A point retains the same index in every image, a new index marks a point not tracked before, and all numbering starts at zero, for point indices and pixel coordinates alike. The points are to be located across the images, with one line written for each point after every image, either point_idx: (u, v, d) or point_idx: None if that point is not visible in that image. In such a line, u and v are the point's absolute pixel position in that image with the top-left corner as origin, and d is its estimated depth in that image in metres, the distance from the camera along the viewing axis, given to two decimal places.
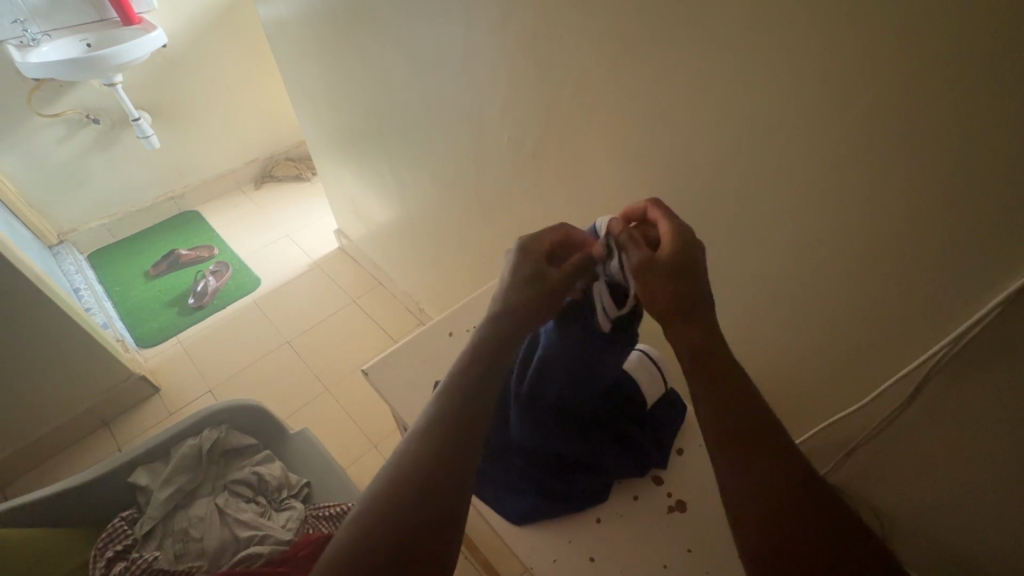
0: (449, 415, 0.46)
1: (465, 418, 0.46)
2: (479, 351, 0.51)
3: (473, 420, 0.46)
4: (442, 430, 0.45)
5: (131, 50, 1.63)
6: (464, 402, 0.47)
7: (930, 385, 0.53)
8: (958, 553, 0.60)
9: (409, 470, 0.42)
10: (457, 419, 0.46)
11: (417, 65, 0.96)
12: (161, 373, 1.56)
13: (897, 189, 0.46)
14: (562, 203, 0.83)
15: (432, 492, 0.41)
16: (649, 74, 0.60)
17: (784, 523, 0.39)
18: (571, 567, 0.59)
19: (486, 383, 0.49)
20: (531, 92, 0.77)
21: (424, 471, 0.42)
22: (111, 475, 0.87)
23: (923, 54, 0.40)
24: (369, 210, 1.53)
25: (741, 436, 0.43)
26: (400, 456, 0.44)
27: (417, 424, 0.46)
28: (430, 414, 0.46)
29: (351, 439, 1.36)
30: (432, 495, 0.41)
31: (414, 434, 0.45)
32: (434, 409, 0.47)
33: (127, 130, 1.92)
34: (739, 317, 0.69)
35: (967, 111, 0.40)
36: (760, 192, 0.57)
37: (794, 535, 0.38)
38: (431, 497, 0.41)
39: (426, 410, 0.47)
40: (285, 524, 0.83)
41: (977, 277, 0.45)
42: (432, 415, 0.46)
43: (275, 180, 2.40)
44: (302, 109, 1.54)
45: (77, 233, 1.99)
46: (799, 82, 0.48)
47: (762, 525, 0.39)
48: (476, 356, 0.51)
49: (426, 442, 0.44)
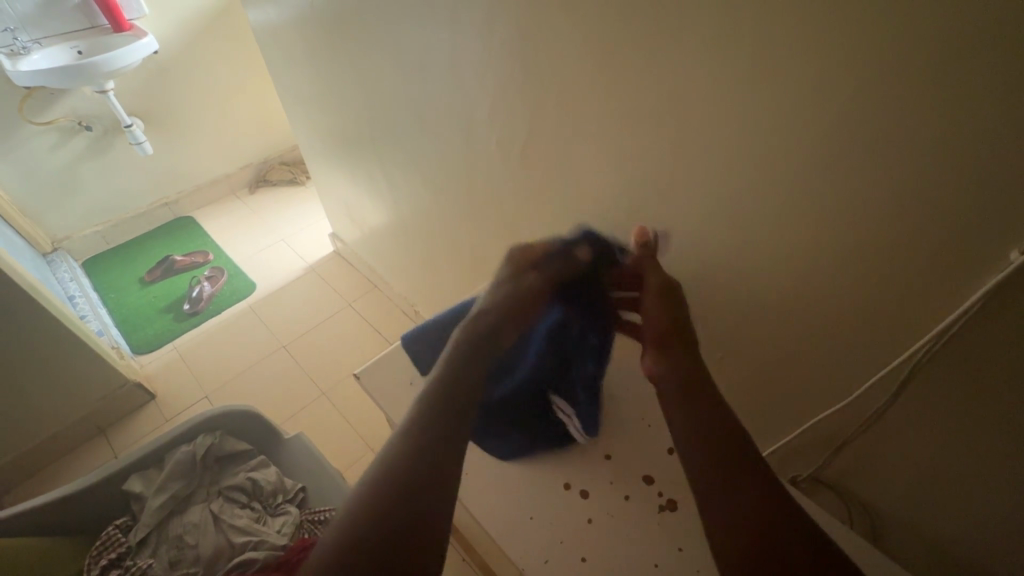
0: (423, 434, 0.51)
1: (435, 439, 0.51)
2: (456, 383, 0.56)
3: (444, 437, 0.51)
4: (420, 445, 0.51)
5: (123, 57, 1.63)
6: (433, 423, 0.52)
7: (913, 383, 0.54)
8: (949, 546, 0.60)
9: (383, 486, 0.47)
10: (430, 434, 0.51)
11: (405, 68, 0.97)
12: (158, 380, 1.56)
13: (880, 188, 0.47)
14: (551, 205, 0.83)
15: (406, 503, 0.47)
16: (631, 76, 0.60)
17: (763, 538, 0.43)
18: (563, 568, 0.57)
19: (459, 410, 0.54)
20: (517, 94, 0.77)
21: (399, 483, 0.48)
22: (105, 484, 0.87)
23: (904, 55, 0.41)
24: (363, 213, 1.53)
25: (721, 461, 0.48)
26: (378, 470, 0.49)
27: (396, 441, 0.52)
28: (405, 438, 0.51)
29: (347, 443, 1.35)
30: (407, 499, 0.47)
31: (392, 453, 0.50)
32: (414, 434, 0.51)
33: (119, 137, 1.92)
34: (726, 317, 0.69)
35: (949, 110, 0.40)
36: (744, 191, 0.57)
37: (775, 547, 0.42)
38: (406, 501, 0.47)
39: (405, 420, 0.53)
40: (281, 530, 0.83)
41: (957, 274, 0.46)
42: (406, 433, 0.52)
43: (269, 185, 2.40)
44: (293, 114, 1.54)
45: (71, 241, 1.99)
46: (778, 82, 0.49)
47: (748, 537, 0.43)
48: (444, 389, 0.55)
49: (403, 461, 0.49)
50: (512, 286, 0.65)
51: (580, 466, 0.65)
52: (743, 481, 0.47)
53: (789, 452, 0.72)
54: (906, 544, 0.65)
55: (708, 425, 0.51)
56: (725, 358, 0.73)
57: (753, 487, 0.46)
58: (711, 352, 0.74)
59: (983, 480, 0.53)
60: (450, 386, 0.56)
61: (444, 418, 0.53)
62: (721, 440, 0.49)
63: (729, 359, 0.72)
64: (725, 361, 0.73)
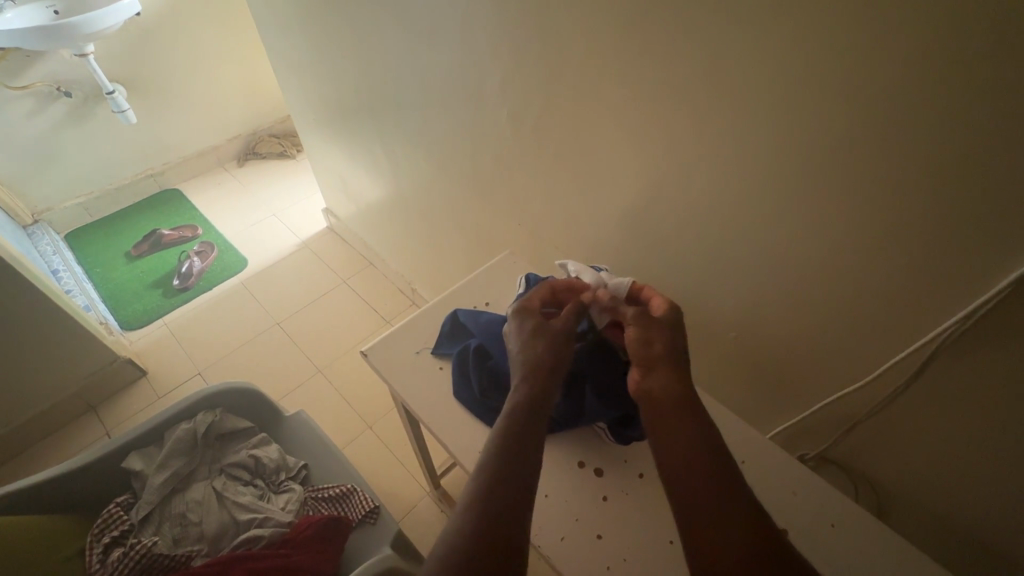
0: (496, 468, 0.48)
1: (509, 502, 0.46)
2: (523, 412, 0.53)
3: (517, 502, 0.46)
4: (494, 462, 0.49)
5: (104, 18, 1.54)
6: (504, 487, 0.47)
7: (933, 364, 0.54)
8: (956, 521, 0.62)
9: (474, 513, 0.45)
10: (507, 450, 0.50)
11: (409, 34, 0.92)
12: (148, 357, 1.53)
13: (917, 167, 0.45)
14: (561, 181, 0.82)
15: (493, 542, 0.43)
16: (647, 50, 0.58)
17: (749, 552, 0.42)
18: (579, 545, 0.57)
19: (531, 426, 0.52)
20: (529, 66, 0.74)
21: (488, 525, 0.44)
22: (100, 462, 0.85)
23: (964, 27, 0.38)
24: (359, 188, 1.49)
25: (708, 479, 0.47)
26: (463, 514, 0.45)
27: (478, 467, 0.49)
28: (476, 504, 0.46)
29: (345, 420, 1.34)
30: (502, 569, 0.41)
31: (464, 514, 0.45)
32: (488, 493, 0.46)
33: (101, 105, 1.84)
34: (739, 299, 0.69)
35: (1008, 88, 0.38)
36: (763, 172, 0.56)
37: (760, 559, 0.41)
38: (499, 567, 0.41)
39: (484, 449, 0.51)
40: (285, 506, 0.82)
41: (982, 257, 0.46)
42: (477, 499, 0.46)
43: (259, 158, 2.33)
44: (287, 84, 1.48)
45: (52, 212, 1.91)
46: (803, 60, 0.47)
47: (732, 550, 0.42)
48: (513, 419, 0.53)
49: (483, 506, 0.45)
50: (542, 326, 0.61)
51: (594, 444, 0.65)
52: (728, 502, 0.45)
53: (799, 430, 0.73)
54: (910, 518, 0.67)
55: (695, 444, 0.50)
56: (737, 338, 0.73)
57: (738, 507, 0.45)
58: (723, 331, 0.74)
59: (994, 457, 0.54)
60: (524, 422, 0.53)
61: (514, 454, 0.49)
62: (709, 458, 0.49)
63: (741, 338, 0.72)
64: (736, 341, 0.73)
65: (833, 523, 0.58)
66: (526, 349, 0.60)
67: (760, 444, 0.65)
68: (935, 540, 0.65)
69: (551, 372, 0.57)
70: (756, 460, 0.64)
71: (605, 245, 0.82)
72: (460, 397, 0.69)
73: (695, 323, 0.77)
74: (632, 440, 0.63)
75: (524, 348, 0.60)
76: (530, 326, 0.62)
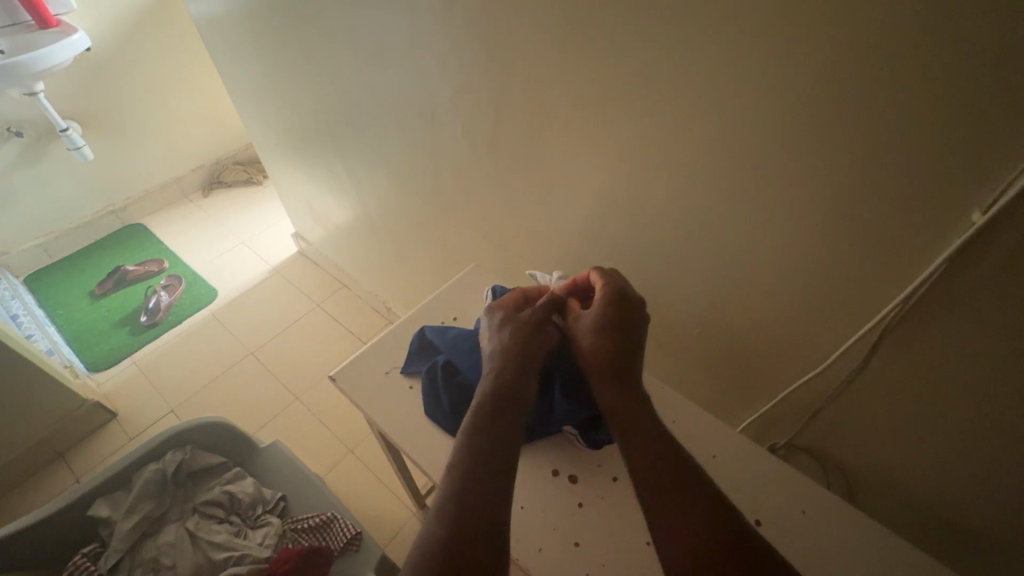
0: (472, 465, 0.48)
1: (486, 501, 0.45)
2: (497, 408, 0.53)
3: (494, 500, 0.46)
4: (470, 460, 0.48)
5: (54, 55, 1.51)
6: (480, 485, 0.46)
7: (886, 344, 0.56)
8: (923, 496, 0.63)
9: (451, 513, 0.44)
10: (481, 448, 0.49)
11: (361, 56, 0.93)
12: (117, 397, 1.48)
13: (849, 157, 0.47)
14: (520, 191, 0.82)
15: (471, 540, 0.42)
16: (590, 61, 0.60)
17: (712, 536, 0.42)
18: (557, 554, 0.56)
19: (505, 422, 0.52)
20: (478, 80, 0.75)
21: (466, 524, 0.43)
22: (65, 513, 0.82)
23: (877, 21, 0.40)
24: (325, 211, 1.48)
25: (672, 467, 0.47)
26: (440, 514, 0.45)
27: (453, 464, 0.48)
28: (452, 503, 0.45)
29: (325, 448, 1.32)
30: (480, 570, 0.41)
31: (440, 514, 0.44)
32: (463, 491, 0.46)
33: (55, 143, 1.80)
34: (699, 295, 0.70)
35: (921, 76, 0.41)
36: (710, 171, 0.57)
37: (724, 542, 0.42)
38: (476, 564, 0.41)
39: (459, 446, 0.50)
40: (263, 541, 0.80)
41: (918, 238, 0.48)
42: (453, 499, 0.45)
43: (224, 186, 2.30)
44: (245, 111, 1.47)
45: (10, 256, 1.85)
46: (735, 62, 0.49)
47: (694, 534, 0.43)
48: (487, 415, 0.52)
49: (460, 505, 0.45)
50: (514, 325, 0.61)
51: (568, 451, 0.65)
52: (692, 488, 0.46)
53: (769, 421, 0.75)
54: (881, 498, 0.68)
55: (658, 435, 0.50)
56: (701, 334, 0.74)
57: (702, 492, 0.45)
58: (688, 328, 0.75)
59: (950, 429, 0.56)
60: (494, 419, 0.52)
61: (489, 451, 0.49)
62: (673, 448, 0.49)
63: (705, 334, 0.74)
64: (701, 337, 0.74)
65: (804, 510, 0.58)
66: (498, 347, 0.60)
67: (731, 438, 0.66)
68: (906, 516, 0.67)
69: (526, 368, 0.57)
70: (728, 453, 0.64)
71: (568, 252, 0.83)
72: (431, 414, 0.68)
73: (661, 322, 0.78)
74: (603, 443, 0.63)
75: (496, 346, 0.60)
76: (503, 326, 0.62)
